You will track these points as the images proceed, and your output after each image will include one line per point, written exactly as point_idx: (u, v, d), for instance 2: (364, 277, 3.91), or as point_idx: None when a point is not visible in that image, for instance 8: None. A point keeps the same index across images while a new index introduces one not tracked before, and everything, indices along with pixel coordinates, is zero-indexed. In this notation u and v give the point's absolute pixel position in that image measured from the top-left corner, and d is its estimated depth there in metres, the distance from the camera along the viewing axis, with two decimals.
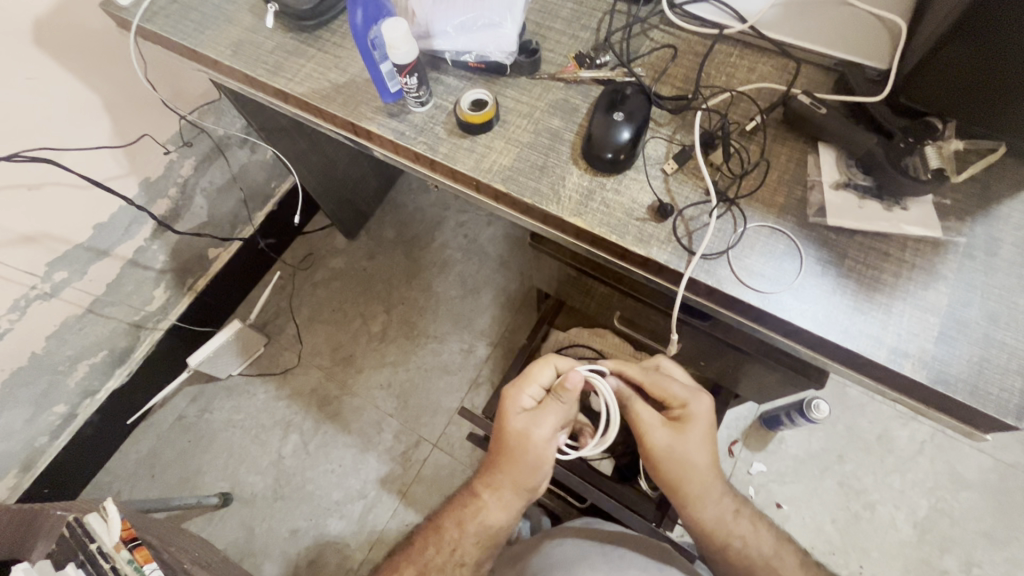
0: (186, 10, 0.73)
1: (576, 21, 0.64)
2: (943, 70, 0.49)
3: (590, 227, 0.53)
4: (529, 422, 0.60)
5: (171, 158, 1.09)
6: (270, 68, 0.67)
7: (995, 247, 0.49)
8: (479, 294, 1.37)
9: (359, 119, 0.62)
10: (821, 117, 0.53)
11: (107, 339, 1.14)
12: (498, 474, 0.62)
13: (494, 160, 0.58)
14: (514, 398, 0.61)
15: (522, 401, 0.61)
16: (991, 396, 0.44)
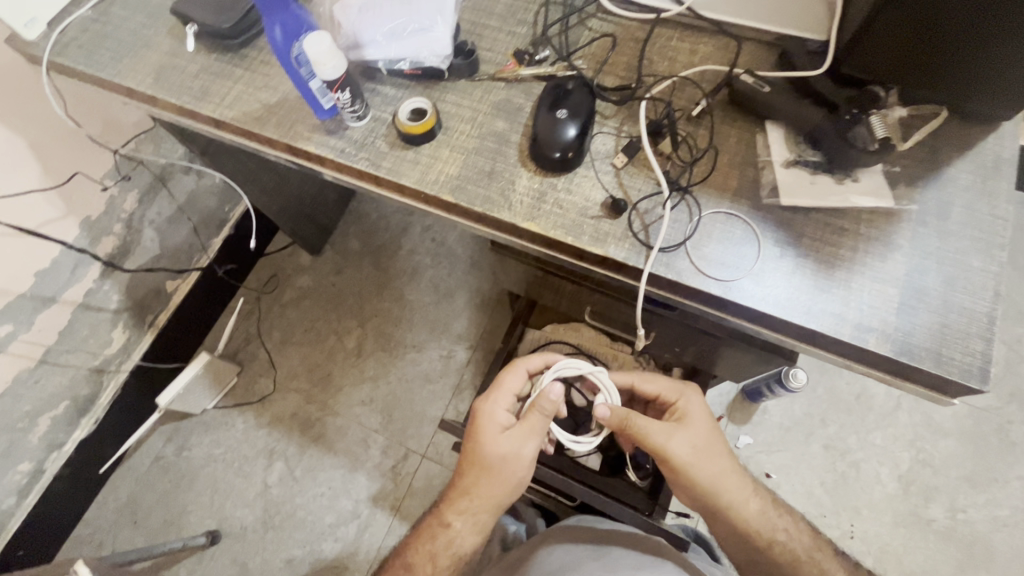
0: (101, 40, 0.69)
1: (511, 17, 0.62)
2: (881, 38, 0.48)
3: (544, 230, 0.52)
4: (506, 439, 0.59)
5: (111, 195, 1.04)
6: (196, 93, 0.63)
7: (946, 210, 0.49)
8: (453, 297, 1.35)
9: (295, 139, 0.59)
10: (764, 96, 0.52)
11: (67, 389, 1.09)
12: (467, 494, 0.61)
13: (439, 170, 0.55)
14: (488, 413, 0.61)
15: (496, 416, 0.61)
16: (955, 362, 0.44)
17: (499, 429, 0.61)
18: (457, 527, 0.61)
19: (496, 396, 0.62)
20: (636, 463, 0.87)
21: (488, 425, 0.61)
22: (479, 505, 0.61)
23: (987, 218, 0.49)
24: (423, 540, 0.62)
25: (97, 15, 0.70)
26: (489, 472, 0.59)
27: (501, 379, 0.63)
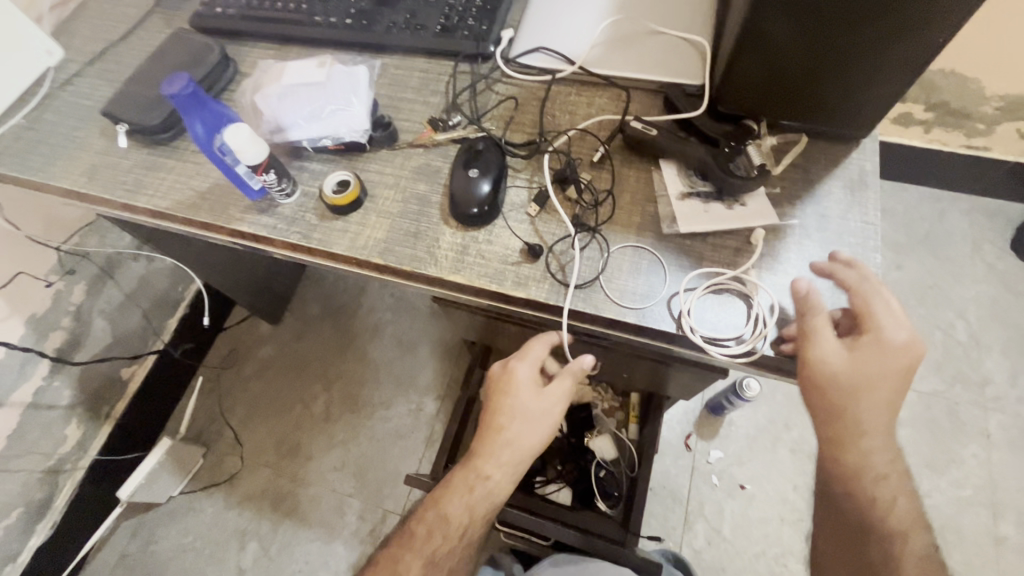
0: (34, 145, 0.71)
1: (424, 88, 0.67)
2: (744, 80, 0.54)
3: (470, 281, 0.55)
4: (540, 396, 0.60)
5: (56, 289, 1.04)
6: (130, 187, 0.66)
7: (825, 221, 0.55)
8: (417, 349, 1.36)
9: (229, 221, 0.61)
10: (653, 138, 0.58)
11: (20, 495, 1.04)
12: (505, 450, 0.59)
13: (368, 236, 0.59)
14: (519, 370, 0.60)
15: (526, 375, 0.60)
16: None
17: (530, 387, 0.60)
18: (495, 479, 0.59)
19: (526, 356, 0.61)
20: (604, 492, 0.90)
21: (518, 383, 0.60)
22: (514, 461, 0.59)
23: (860, 226, 0.54)
24: (456, 496, 0.60)
25: (30, 123, 0.73)
26: (525, 425, 0.59)
27: (529, 344, 0.62)
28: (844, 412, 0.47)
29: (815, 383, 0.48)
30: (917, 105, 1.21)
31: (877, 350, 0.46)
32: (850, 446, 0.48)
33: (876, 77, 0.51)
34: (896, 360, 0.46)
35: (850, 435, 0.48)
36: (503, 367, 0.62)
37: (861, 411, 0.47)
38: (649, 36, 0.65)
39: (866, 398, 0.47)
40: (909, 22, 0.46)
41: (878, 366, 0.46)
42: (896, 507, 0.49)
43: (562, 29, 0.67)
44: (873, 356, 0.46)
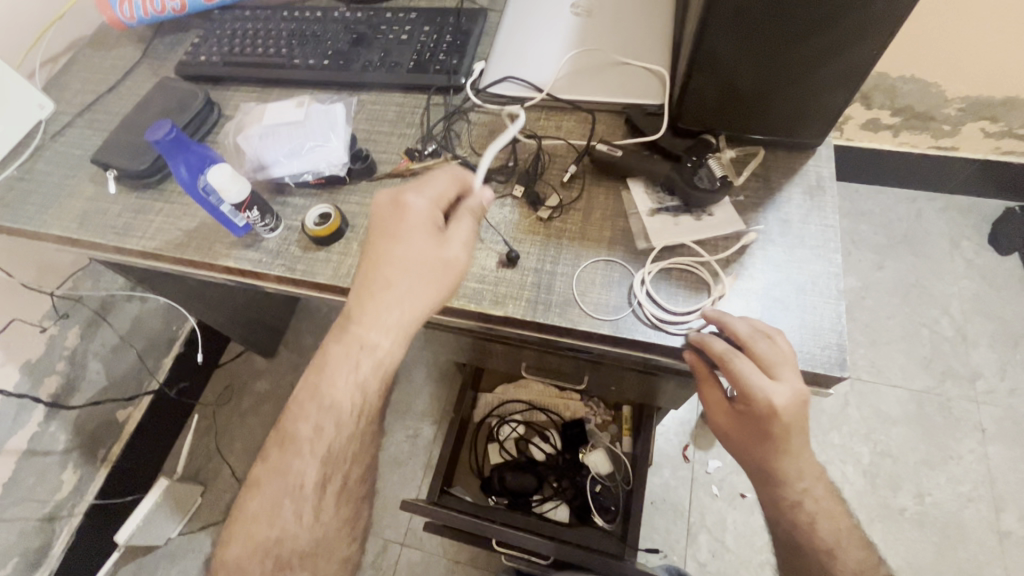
0: (27, 195, 0.74)
1: (400, 121, 0.71)
2: (699, 100, 0.58)
3: (450, 302, 0.57)
4: (420, 211, 0.53)
5: (50, 334, 1.05)
6: (120, 230, 0.68)
7: (787, 226, 0.57)
8: (412, 375, 1.37)
9: (215, 258, 0.63)
10: (619, 157, 0.61)
11: (16, 545, 1.04)
12: (387, 306, 0.51)
13: (350, 264, 0.61)
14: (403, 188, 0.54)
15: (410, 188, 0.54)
16: (817, 356, 0.50)
17: (421, 224, 0.53)
18: (382, 343, 0.52)
19: (421, 189, 0.54)
20: (601, 506, 0.90)
21: (404, 215, 0.53)
22: (406, 324, 0.52)
23: (820, 229, 0.57)
24: (342, 366, 0.54)
25: (23, 173, 0.76)
26: (403, 229, 0.52)
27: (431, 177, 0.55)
28: (756, 464, 0.52)
29: (725, 444, 0.53)
30: (883, 111, 1.26)
31: (759, 418, 0.49)
32: (772, 484, 0.53)
33: (821, 92, 0.54)
34: (778, 423, 0.48)
35: (766, 478, 0.52)
36: (381, 214, 0.54)
37: (768, 461, 0.51)
38: (611, 62, 0.69)
39: (766, 451, 0.50)
40: (841, 41, 0.49)
41: (764, 427, 0.49)
42: (819, 525, 0.53)
43: (529, 59, 0.71)
44: (755, 419, 0.49)
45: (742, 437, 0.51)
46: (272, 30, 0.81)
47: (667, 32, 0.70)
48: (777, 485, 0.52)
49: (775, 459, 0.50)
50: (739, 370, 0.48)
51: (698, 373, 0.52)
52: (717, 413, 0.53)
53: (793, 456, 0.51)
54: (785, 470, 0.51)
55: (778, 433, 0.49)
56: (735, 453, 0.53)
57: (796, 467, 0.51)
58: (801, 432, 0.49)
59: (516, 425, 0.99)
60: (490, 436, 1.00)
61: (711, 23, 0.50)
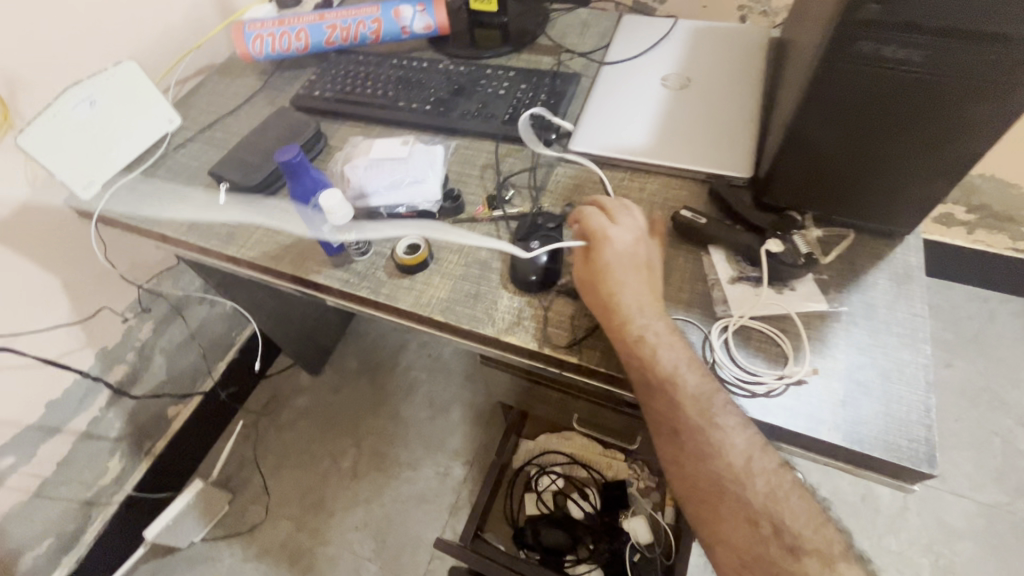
0: (145, 196, 0.81)
1: (490, 166, 0.75)
2: (788, 178, 0.59)
3: (525, 342, 0.58)
4: None
5: (129, 325, 1.10)
6: (222, 237, 0.74)
7: (871, 310, 0.57)
8: (449, 412, 1.37)
9: (306, 273, 0.68)
10: (703, 225, 0.62)
11: (55, 525, 1.07)
12: None
13: (431, 294, 0.64)
14: None
15: None
16: (902, 448, 0.48)
17: None
18: None
19: None
20: None
21: None
22: None
23: (908, 317, 0.56)
24: None
25: (144, 178, 0.84)
26: None
27: None
28: (693, 486, 0.49)
29: (665, 452, 0.51)
30: (958, 206, 1.24)
31: (703, 424, 0.49)
32: None
33: (916, 182, 0.55)
34: (723, 432, 0.49)
35: (703, 505, 0.49)
36: None
37: (700, 475, 0.49)
38: (697, 133, 0.72)
39: (710, 472, 0.48)
40: (941, 138, 0.50)
41: (702, 433, 0.49)
42: None
43: (618, 122, 0.75)
44: (690, 422, 0.49)
45: (725, 508, 0.48)
46: (380, 75, 0.89)
47: (755, 112, 0.73)
48: (726, 539, 0.48)
49: (774, 520, 0.47)
50: (690, 376, 0.51)
51: (649, 375, 0.51)
52: (660, 419, 0.51)
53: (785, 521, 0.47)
54: (733, 519, 0.47)
55: (718, 442, 0.49)
56: (673, 472, 0.51)
57: (738, 515, 0.47)
58: (753, 463, 0.48)
59: (555, 477, 0.98)
60: (528, 485, 0.99)
61: (812, 105, 0.52)
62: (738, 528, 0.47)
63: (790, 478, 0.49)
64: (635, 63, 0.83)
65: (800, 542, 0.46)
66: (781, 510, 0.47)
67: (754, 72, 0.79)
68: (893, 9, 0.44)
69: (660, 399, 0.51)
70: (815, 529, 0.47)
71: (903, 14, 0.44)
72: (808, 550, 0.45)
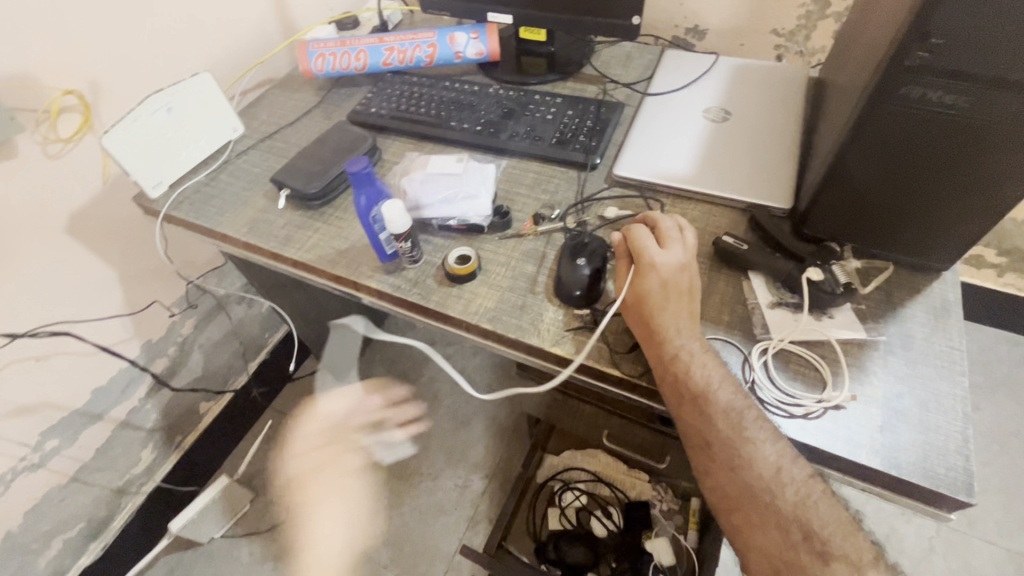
0: (209, 198, 0.87)
1: (537, 186, 0.79)
2: (829, 210, 0.62)
3: (569, 353, 0.61)
4: None
5: (174, 319, 1.15)
6: (281, 240, 0.78)
7: (908, 341, 0.58)
8: (470, 425, 1.38)
9: (360, 277, 0.71)
10: (744, 251, 0.65)
11: (87, 510, 1.10)
12: None
13: (479, 304, 0.67)
14: None
15: None
16: (941, 476, 0.49)
17: None
18: None
19: None
20: None
21: None
22: None
23: (945, 349, 0.58)
24: None
25: (209, 181, 0.89)
26: None
27: None
28: (726, 496, 0.51)
29: (698, 464, 0.53)
30: (989, 249, 1.24)
31: (733, 437, 0.51)
32: None
33: (956, 220, 0.57)
34: (753, 444, 0.51)
35: (736, 514, 0.51)
36: None
37: (733, 486, 0.51)
38: (738, 164, 0.75)
39: (741, 482, 0.50)
40: (983, 179, 0.52)
41: (732, 445, 0.51)
42: None
43: (662, 150, 0.78)
44: (721, 435, 0.51)
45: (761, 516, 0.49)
46: (434, 96, 0.94)
47: (794, 146, 0.76)
48: (759, 547, 0.49)
49: (806, 527, 0.48)
50: (721, 390, 0.53)
51: (683, 387, 0.54)
52: (691, 431, 0.53)
53: (814, 528, 0.48)
54: (765, 526, 0.49)
55: (748, 453, 0.50)
56: (707, 483, 0.53)
57: (772, 523, 0.49)
58: (783, 474, 0.50)
59: (578, 494, 0.98)
60: (551, 500, 0.99)
61: (857, 142, 0.55)
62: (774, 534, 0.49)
63: (820, 487, 0.50)
64: (678, 95, 0.87)
65: (829, 548, 0.47)
66: (810, 518, 0.49)
67: (793, 108, 0.82)
68: (941, 58, 0.47)
69: (692, 411, 0.53)
70: (844, 537, 0.48)
71: (951, 63, 0.47)
72: (837, 556, 0.47)
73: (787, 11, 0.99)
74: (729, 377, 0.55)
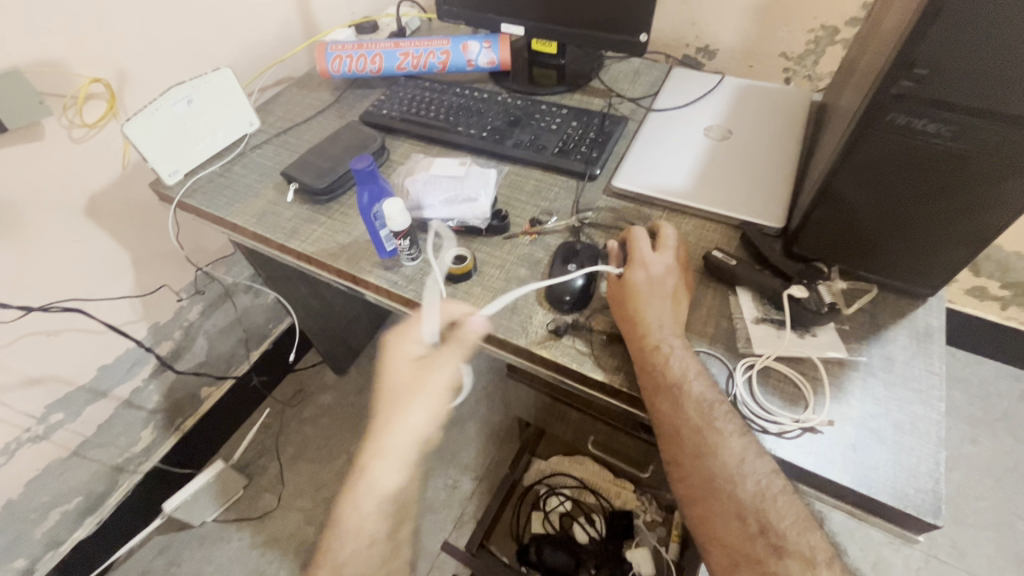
0: (222, 188, 0.90)
1: (537, 193, 0.81)
2: (818, 230, 0.63)
3: (555, 356, 0.63)
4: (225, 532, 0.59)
5: (182, 304, 1.18)
6: (287, 231, 0.81)
7: (889, 363, 0.59)
8: (464, 426, 1.40)
9: (359, 272, 0.74)
10: (732, 266, 0.66)
11: (85, 484, 1.13)
12: None
13: (471, 303, 0.69)
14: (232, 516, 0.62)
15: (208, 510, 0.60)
16: (910, 496, 0.50)
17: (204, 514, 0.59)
18: None
19: None
20: None
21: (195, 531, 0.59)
22: None
23: (925, 373, 0.58)
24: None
25: (223, 171, 0.93)
26: None
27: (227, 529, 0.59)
28: (689, 483, 0.54)
29: (668, 454, 0.55)
30: (992, 281, 1.24)
31: (700, 426, 0.54)
32: None
33: (941, 246, 0.58)
34: (719, 437, 0.53)
35: (697, 501, 0.53)
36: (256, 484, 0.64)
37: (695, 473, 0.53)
38: (735, 182, 0.77)
39: (706, 471, 0.52)
40: (966, 207, 0.53)
41: (698, 434, 0.53)
42: None
43: (660, 165, 0.80)
44: (689, 424, 0.54)
45: (724, 503, 0.51)
46: (444, 101, 0.97)
47: (790, 167, 0.77)
48: (718, 536, 0.51)
49: (762, 520, 0.50)
50: (694, 383, 0.56)
51: (659, 376, 0.56)
52: (662, 420, 0.55)
53: (771, 522, 0.50)
54: (725, 516, 0.51)
55: (714, 443, 0.53)
56: (674, 473, 0.55)
57: (730, 512, 0.51)
58: (745, 467, 0.52)
59: (564, 499, 0.99)
60: (536, 504, 1.00)
61: (844, 165, 0.56)
62: (731, 526, 0.51)
63: (782, 483, 0.51)
64: (681, 112, 0.89)
65: (785, 544, 0.49)
66: (769, 511, 0.50)
67: (793, 130, 0.84)
68: (925, 88, 0.48)
69: (664, 400, 0.55)
70: (802, 532, 0.50)
71: (935, 92, 0.48)
72: (792, 552, 0.49)
73: (796, 36, 1.01)
74: (703, 371, 0.57)
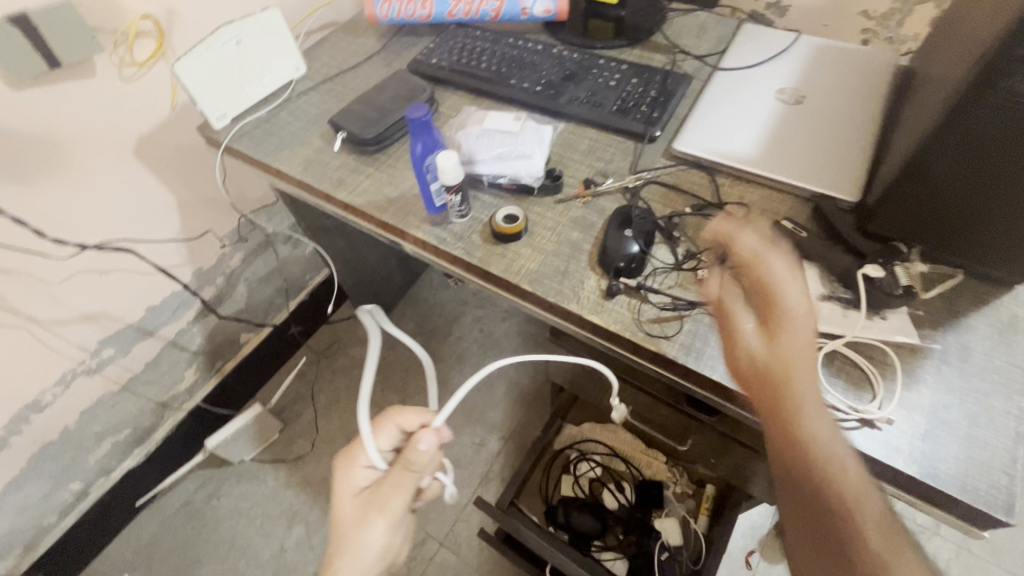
0: (268, 134, 0.89)
1: (592, 153, 0.77)
2: (897, 211, 0.59)
3: (607, 323, 0.61)
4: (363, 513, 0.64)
5: (225, 251, 1.20)
6: (334, 181, 0.79)
7: (967, 353, 0.56)
8: (493, 387, 1.41)
9: (407, 226, 0.72)
10: (803, 239, 0.63)
11: (133, 417, 1.18)
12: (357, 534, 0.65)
13: (522, 265, 0.67)
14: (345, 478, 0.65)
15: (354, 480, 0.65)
16: (980, 491, 0.48)
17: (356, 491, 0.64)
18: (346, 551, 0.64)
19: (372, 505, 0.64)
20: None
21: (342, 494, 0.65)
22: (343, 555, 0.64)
23: (1005, 365, 0.55)
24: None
25: (269, 117, 0.91)
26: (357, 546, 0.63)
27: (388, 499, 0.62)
28: (808, 510, 0.44)
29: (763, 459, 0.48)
30: None
31: (805, 434, 0.46)
32: None
33: None
34: (829, 451, 0.45)
35: (804, 527, 0.44)
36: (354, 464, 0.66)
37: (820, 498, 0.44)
38: (807, 150, 0.72)
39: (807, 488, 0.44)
40: None
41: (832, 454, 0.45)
42: None
43: (726, 128, 0.75)
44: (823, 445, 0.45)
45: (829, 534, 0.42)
46: (495, 51, 0.92)
47: (869, 136, 0.72)
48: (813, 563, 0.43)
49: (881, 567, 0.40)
50: (806, 387, 0.47)
51: (759, 368, 0.49)
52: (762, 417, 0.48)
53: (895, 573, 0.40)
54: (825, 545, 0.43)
55: (823, 459, 0.44)
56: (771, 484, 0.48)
57: (836, 544, 0.42)
58: (879, 501, 0.43)
59: (594, 465, 1.00)
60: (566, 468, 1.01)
61: (943, 137, 0.51)
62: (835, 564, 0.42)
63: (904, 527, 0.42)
64: (751, 72, 0.83)
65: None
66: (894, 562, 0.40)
67: (875, 96, 0.77)
68: None
69: (762, 394, 0.48)
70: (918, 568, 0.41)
71: None
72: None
73: None
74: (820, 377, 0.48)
